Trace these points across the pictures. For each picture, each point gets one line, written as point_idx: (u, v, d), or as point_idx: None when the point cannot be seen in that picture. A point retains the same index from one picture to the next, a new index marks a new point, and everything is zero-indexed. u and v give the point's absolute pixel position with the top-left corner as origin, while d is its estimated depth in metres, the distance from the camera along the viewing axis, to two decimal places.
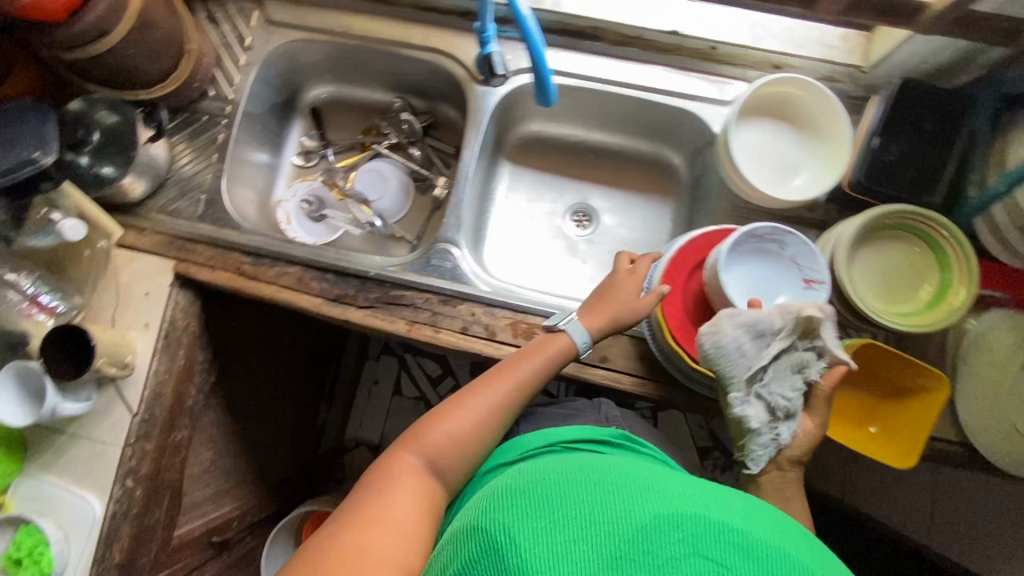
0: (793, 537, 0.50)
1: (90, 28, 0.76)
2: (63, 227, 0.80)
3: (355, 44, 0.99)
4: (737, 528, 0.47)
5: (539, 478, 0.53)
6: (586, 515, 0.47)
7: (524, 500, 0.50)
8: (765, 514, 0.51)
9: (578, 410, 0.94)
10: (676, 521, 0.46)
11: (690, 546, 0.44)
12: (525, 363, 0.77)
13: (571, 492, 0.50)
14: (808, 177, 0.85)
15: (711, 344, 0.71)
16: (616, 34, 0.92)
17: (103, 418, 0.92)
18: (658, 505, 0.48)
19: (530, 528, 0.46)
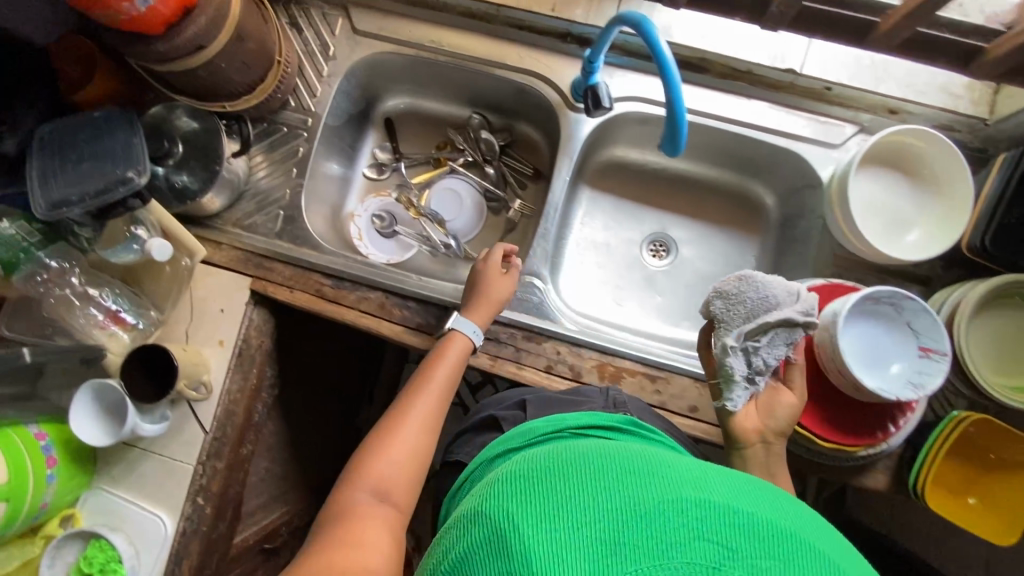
0: (835, 537, 0.38)
1: (188, 42, 0.72)
2: (152, 247, 0.78)
3: (443, 58, 0.95)
4: (770, 521, 0.35)
5: (539, 457, 0.43)
6: (582, 493, 0.37)
7: (518, 481, 0.40)
8: (809, 512, 0.39)
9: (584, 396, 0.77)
10: (682, 504, 0.36)
11: (699, 529, 0.34)
12: (432, 371, 0.77)
13: (570, 467, 0.39)
14: (921, 234, 0.81)
15: (731, 292, 0.73)
16: (723, 68, 0.88)
17: (175, 435, 0.91)
18: (670, 485, 0.37)
19: (521, 508, 0.37)
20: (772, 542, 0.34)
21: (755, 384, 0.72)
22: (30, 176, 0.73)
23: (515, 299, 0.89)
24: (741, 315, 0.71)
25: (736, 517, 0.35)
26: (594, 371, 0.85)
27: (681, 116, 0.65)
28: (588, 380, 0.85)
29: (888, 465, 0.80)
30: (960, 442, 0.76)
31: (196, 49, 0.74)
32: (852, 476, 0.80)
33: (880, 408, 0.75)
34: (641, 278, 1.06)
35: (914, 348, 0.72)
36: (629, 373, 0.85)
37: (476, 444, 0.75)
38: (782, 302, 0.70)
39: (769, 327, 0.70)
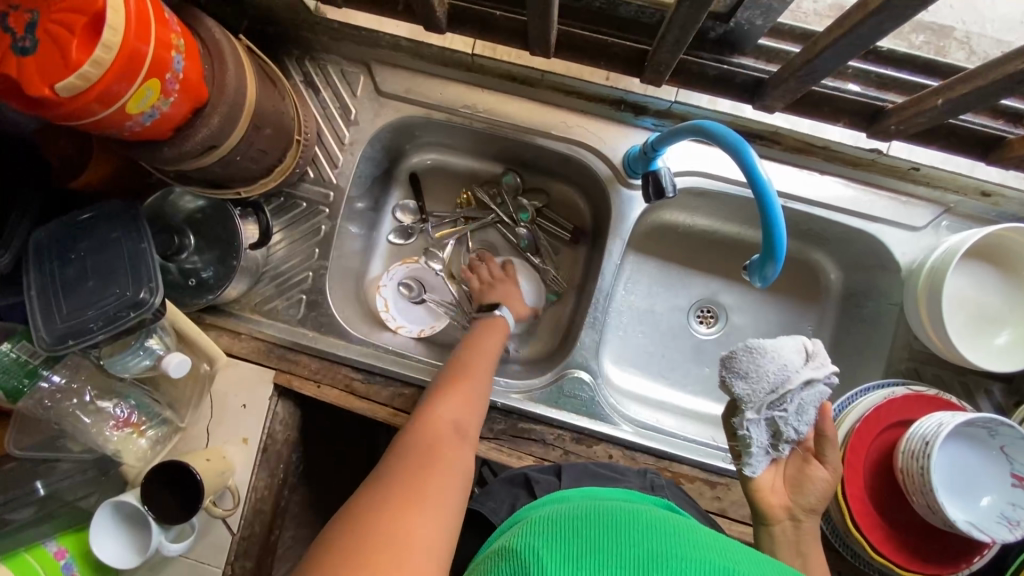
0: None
1: (201, 144, 0.63)
2: (169, 364, 0.70)
3: (479, 122, 0.85)
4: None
5: (568, 508, 0.45)
6: (610, 545, 0.39)
7: (552, 526, 0.42)
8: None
9: (620, 474, 0.74)
10: (704, 565, 0.37)
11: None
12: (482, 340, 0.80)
13: (598, 520, 0.41)
14: (1013, 335, 0.74)
15: (745, 363, 0.63)
16: (796, 141, 0.79)
17: (201, 537, 0.85)
18: (692, 547, 0.39)
19: (554, 551, 0.39)
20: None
21: (781, 450, 0.66)
22: (29, 296, 0.65)
23: (562, 396, 0.83)
24: (764, 393, 0.63)
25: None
26: None
27: (777, 245, 0.56)
28: None
29: None
30: None
31: (208, 148, 0.64)
32: None
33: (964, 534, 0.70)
34: (687, 349, 0.98)
35: (1007, 475, 0.67)
36: (687, 480, 0.79)
37: (504, 502, 0.69)
38: (802, 371, 0.62)
39: (794, 400, 0.63)
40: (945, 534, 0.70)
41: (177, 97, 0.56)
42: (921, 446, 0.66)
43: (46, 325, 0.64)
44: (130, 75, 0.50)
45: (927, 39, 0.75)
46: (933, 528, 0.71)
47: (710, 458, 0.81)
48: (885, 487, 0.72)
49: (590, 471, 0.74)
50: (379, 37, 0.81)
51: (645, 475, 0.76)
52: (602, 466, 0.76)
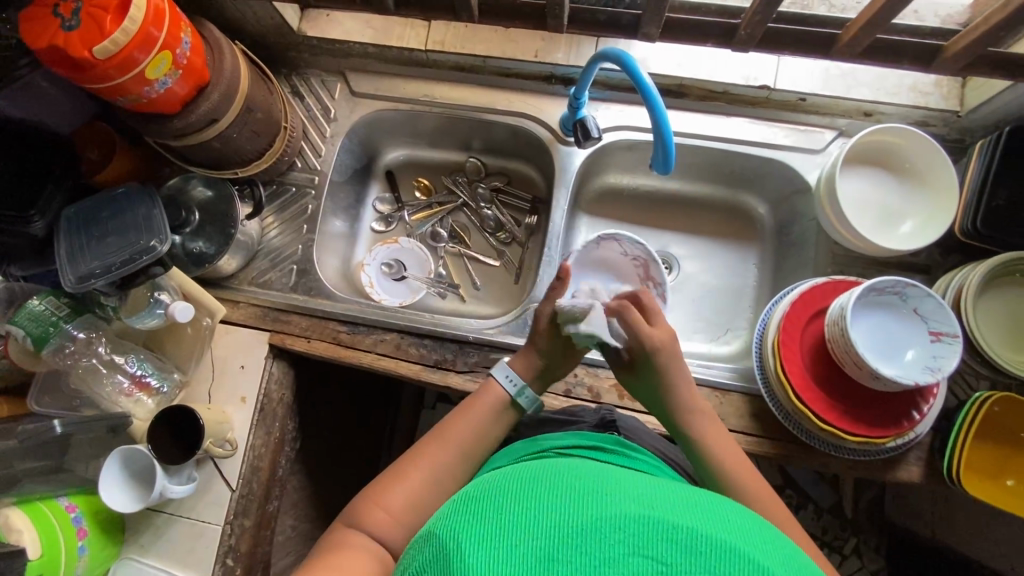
0: (780, 551, 0.39)
1: (203, 117, 0.78)
2: (175, 310, 0.81)
3: (437, 109, 1.01)
4: (713, 536, 0.37)
5: (498, 479, 0.45)
6: (527, 517, 0.38)
7: (476, 504, 0.41)
8: (755, 526, 0.40)
9: (576, 416, 0.79)
10: (621, 521, 0.37)
11: (635, 546, 0.36)
12: (461, 420, 0.71)
13: (520, 491, 0.41)
14: (916, 223, 0.84)
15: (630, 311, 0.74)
16: (701, 90, 0.93)
17: (202, 497, 0.90)
18: (614, 504, 0.38)
19: (474, 528, 0.38)
20: (711, 556, 0.35)
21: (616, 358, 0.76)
22: (59, 252, 0.79)
23: (527, 326, 0.92)
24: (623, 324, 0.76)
25: (674, 532, 0.36)
26: (613, 391, 0.86)
27: (670, 137, 0.69)
28: (608, 401, 0.86)
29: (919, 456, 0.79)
30: (985, 422, 0.76)
31: (209, 122, 0.80)
32: (884, 470, 0.79)
33: (901, 398, 0.75)
34: None
35: (925, 333, 0.73)
36: None
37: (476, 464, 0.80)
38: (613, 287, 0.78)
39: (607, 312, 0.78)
40: (884, 401, 0.76)
41: (183, 72, 0.73)
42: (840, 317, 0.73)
43: (71, 270, 0.77)
44: (148, 45, 0.66)
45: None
46: (872, 396, 0.76)
47: None
48: (823, 365, 0.78)
49: (547, 418, 0.80)
50: (349, 47, 0.99)
51: (599, 413, 0.80)
52: (561, 412, 0.81)
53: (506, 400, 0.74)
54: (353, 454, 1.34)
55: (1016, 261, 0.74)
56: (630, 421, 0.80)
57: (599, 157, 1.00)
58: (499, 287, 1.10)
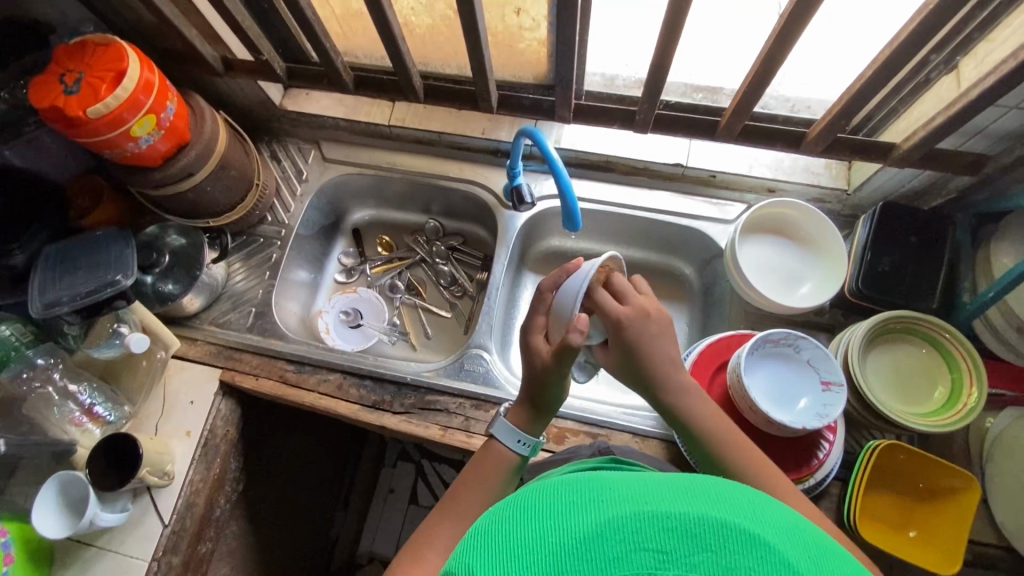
0: (787, 518, 0.37)
1: (179, 170, 0.90)
2: (130, 341, 0.88)
3: (397, 174, 1.14)
4: (712, 517, 0.35)
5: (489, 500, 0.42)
6: (526, 537, 0.36)
7: (467, 546, 0.38)
8: (745, 489, 0.39)
9: (574, 451, 0.84)
10: (618, 522, 0.35)
11: (636, 541, 0.34)
12: (473, 483, 0.67)
13: (514, 512, 0.38)
14: (813, 285, 0.94)
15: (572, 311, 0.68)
16: (625, 166, 1.05)
17: (133, 531, 0.91)
18: (607, 503, 0.36)
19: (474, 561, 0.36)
20: (712, 538, 0.34)
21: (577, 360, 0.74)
22: (32, 278, 0.89)
23: (464, 369, 0.98)
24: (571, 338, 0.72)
25: (668, 520, 0.35)
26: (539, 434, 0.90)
27: (575, 207, 0.80)
28: None
29: (828, 505, 0.81)
30: (883, 466, 0.80)
31: (186, 176, 0.92)
32: None
33: (801, 444, 0.80)
34: None
35: (817, 382, 0.79)
36: (572, 433, 0.90)
37: None
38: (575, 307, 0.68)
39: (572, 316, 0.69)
40: (788, 447, 0.80)
41: (165, 132, 0.85)
42: (735, 365, 0.80)
43: (39, 296, 0.87)
44: (136, 107, 0.79)
45: (704, 94, 1.07)
46: (776, 442, 0.80)
47: (592, 413, 0.92)
48: (731, 411, 0.83)
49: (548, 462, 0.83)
50: (323, 121, 1.14)
51: (594, 446, 0.85)
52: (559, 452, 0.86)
53: (516, 459, 0.70)
54: (301, 507, 1.32)
55: (897, 319, 0.82)
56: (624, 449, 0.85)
57: (540, 220, 1.11)
58: (447, 337, 1.17)
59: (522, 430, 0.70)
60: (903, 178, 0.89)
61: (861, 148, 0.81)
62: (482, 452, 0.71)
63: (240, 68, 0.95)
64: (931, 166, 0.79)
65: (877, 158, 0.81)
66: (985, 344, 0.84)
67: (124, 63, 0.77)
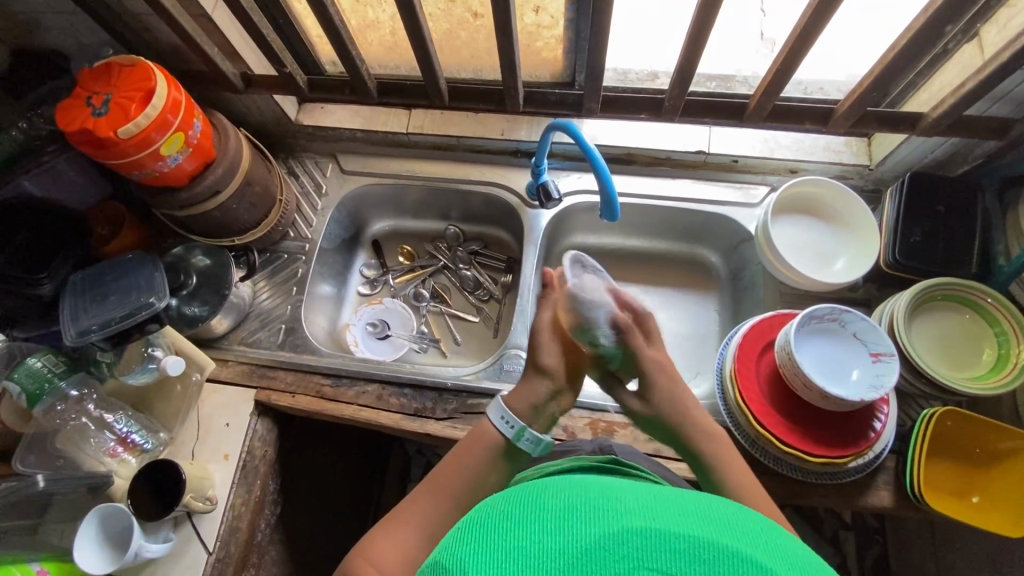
0: (794, 554, 0.37)
1: (207, 188, 0.89)
2: (167, 363, 0.86)
3: (418, 181, 1.14)
4: (715, 542, 0.35)
5: (493, 501, 0.42)
6: (530, 541, 0.36)
7: (479, 528, 0.38)
8: (756, 525, 0.39)
9: (575, 445, 0.83)
10: (621, 536, 0.36)
11: (638, 559, 0.34)
12: (462, 463, 0.66)
13: (519, 513, 0.39)
14: (847, 261, 0.94)
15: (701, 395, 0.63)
16: (647, 158, 1.06)
17: (177, 561, 0.88)
18: (610, 518, 0.37)
19: (473, 554, 0.36)
20: (714, 561, 0.34)
21: None
22: (62, 304, 0.88)
23: (503, 370, 0.97)
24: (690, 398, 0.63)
25: (678, 543, 0.35)
26: (586, 430, 0.89)
27: (614, 196, 0.80)
28: (582, 439, 0.89)
29: (886, 479, 0.81)
30: (938, 437, 0.79)
31: (212, 194, 0.91)
32: (859, 495, 0.80)
33: (856, 419, 0.79)
34: None
35: (867, 354, 0.79)
36: (620, 426, 0.89)
37: None
38: None
39: None
40: (841, 422, 0.80)
41: (192, 151, 0.84)
42: (784, 342, 0.80)
43: (74, 321, 0.87)
44: (165, 127, 0.78)
45: (718, 83, 1.07)
46: (829, 418, 0.80)
47: None
48: (780, 390, 0.83)
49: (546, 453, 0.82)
50: (341, 133, 1.13)
51: (596, 442, 0.84)
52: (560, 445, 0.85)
53: (509, 443, 0.68)
54: (334, 529, 1.29)
55: (938, 287, 0.82)
56: (624, 447, 0.84)
57: (565, 217, 1.11)
58: (477, 341, 1.16)
59: (509, 410, 0.68)
60: (926, 149, 0.90)
61: (889, 120, 0.83)
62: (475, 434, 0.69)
63: (260, 83, 0.95)
64: (960, 132, 0.80)
65: (905, 129, 0.83)
66: None
67: (152, 82, 0.77)
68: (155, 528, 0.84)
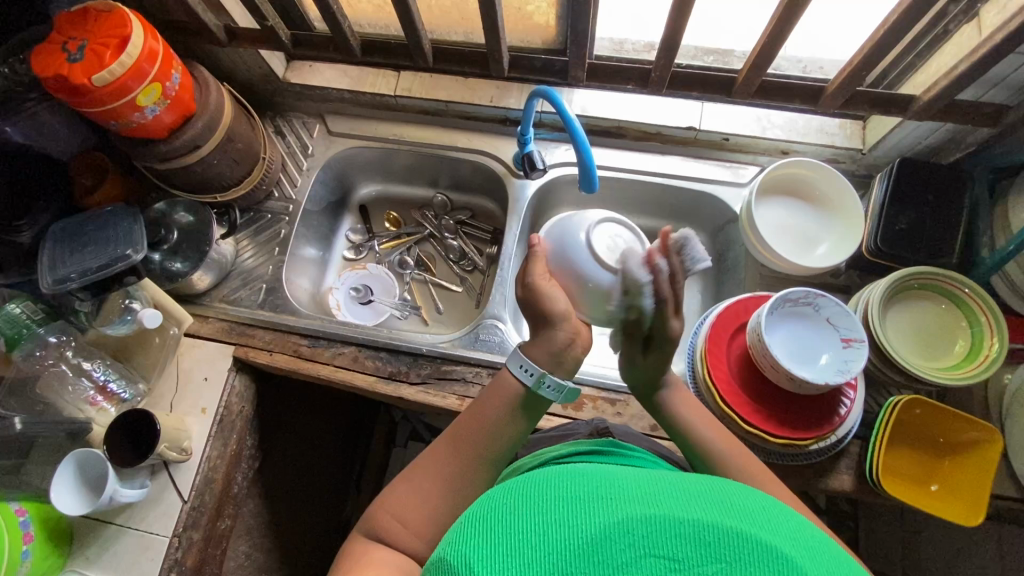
0: (793, 526, 0.38)
1: (188, 142, 0.88)
2: (143, 316, 0.87)
3: (404, 146, 1.12)
4: (718, 524, 0.36)
5: (498, 490, 0.43)
6: (533, 532, 0.37)
7: (482, 521, 0.39)
8: (756, 500, 0.39)
9: (570, 428, 0.83)
10: (628, 524, 0.36)
11: (645, 547, 0.35)
12: (482, 417, 0.65)
13: (520, 504, 0.39)
14: (829, 246, 0.93)
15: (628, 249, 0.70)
16: (637, 131, 1.04)
17: (153, 507, 0.90)
18: (616, 506, 0.37)
19: (479, 548, 0.36)
20: (720, 544, 0.35)
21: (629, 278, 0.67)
22: (42, 252, 0.89)
23: (479, 340, 0.98)
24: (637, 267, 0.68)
25: (683, 528, 0.36)
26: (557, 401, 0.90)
27: (592, 167, 0.78)
28: (552, 410, 0.89)
29: (849, 463, 0.81)
30: (903, 423, 0.80)
31: (192, 148, 0.90)
32: (821, 478, 0.81)
33: (823, 401, 0.80)
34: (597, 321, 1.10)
35: (838, 339, 0.79)
36: (590, 400, 0.90)
37: None
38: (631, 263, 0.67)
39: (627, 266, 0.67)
40: (808, 405, 0.80)
41: (171, 103, 0.83)
42: (756, 324, 0.79)
43: (50, 270, 0.87)
44: (141, 76, 0.77)
45: (715, 57, 1.06)
46: (797, 399, 0.81)
47: (608, 379, 0.92)
48: (751, 374, 0.83)
49: (541, 438, 0.83)
50: (329, 93, 1.12)
51: (591, 423, 0.83)
52: (556, 429, 0.85)
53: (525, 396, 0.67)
54: (315, 488, 1.32)
55: (914, 277, 0.81)
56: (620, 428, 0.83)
57: (551, 189, 1.09)
58: (459, 311, 1.16)
59: (528, 357, 0.66)
60: (921, 134, 0.88)
61: (881, 101, 0.81)
62: (497, 385, 0.67)
63: (244, 37, 0.94)
64: (950, 118, 0.78)
65: (897, 112, 0.81)
66: (1003, 299, 0.84)
67: (128, 30, 0.76)
68: (131, 476, 0.87)
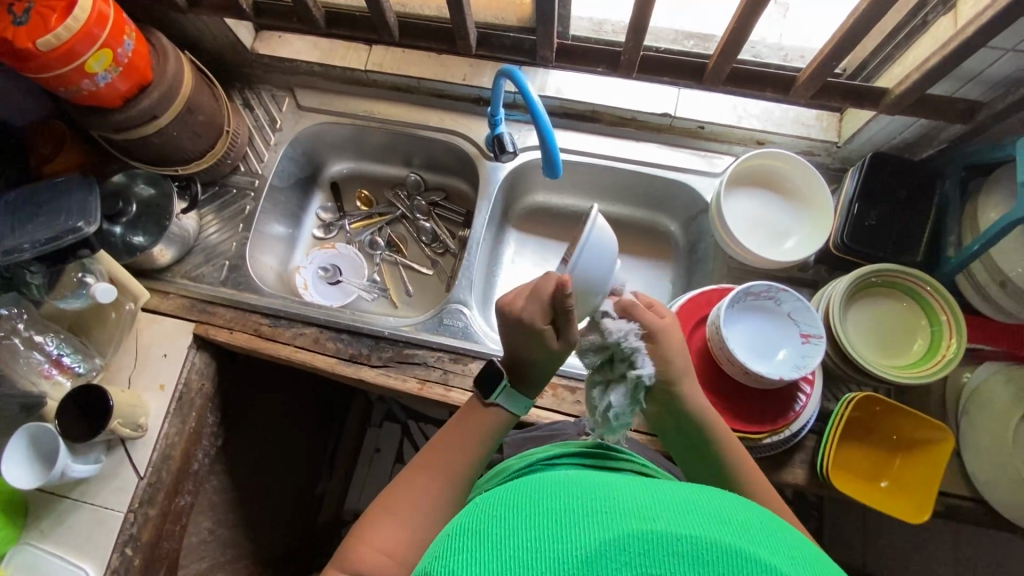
0: (796, 550, 0.35)
1: (144, 111, 0.86)
2: (96, 291, 0.85)
3: (375, 124, 1.10)
4: (719, 542, 0.33)
5: (488, 505, 0.40)
6: (523, 551, 0.34)
7: (465, 539, 0.36)
8: (757, 519, 0.36)
9: (557, 429, 0.84)
10: (623, 541, 0.33)
11: (641, 565, 0.32)
12: (458, 441, 0.64)
13: (509, 519, 0.36)
14: (798, 240, 0.92)
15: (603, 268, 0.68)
16: (612, 117, 1.01)
17: (109, 482, 0.90)
18: (609, 521, 0.34)
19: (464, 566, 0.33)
20: (718, 563, 0.31)
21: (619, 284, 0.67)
22: None
23: (442, 324, 0.97)
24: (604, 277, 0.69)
25: (679, 545, 0.32)
26: None
27: (555, 153, 0.77)
28: None
29: (803, 458, 0.81)
30: (859, 419, 0.80)
31: (151, 118, 0.87)
32: (778, 473, 0.81)
33: (779, 396, 0.80)
34: None
35: (797, 334, 0.79)
36: (551, 387, 0.89)
37: None
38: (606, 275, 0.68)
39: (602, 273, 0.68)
40: (761, 399, 0.80)
41: (124, 70, 0.80)
42: (715, 317, 0.78)
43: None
44: (90, 40, 0.74)
45: (695, 42, 1.01)
46: (751, 394, 0.80)
47: (572, 367, 0.91)
48: (709, 368, 0.82)
49: (530, 437, 0.84)
50: (298, 66, 1.09)
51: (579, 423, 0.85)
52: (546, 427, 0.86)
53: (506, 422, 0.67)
54: (285, 467, 1.32)
55: (878, 274, 0.81)
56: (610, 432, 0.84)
57: (524, 173, 1.07)
58: (429, 294, 1.15)
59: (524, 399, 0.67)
60: (896, 128, 0.87)
61: (854, 93, 0.79)
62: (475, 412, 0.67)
63: (205, 4, 0.90)
64: (922, 112, 0.77)
65: (869, 105, 0.79)
66: (967, 299, 0.84)
67: None
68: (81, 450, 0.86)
